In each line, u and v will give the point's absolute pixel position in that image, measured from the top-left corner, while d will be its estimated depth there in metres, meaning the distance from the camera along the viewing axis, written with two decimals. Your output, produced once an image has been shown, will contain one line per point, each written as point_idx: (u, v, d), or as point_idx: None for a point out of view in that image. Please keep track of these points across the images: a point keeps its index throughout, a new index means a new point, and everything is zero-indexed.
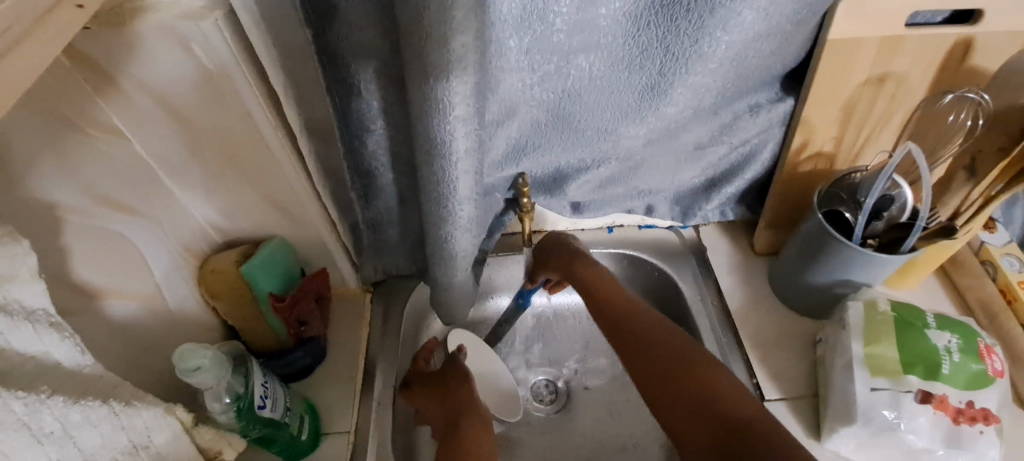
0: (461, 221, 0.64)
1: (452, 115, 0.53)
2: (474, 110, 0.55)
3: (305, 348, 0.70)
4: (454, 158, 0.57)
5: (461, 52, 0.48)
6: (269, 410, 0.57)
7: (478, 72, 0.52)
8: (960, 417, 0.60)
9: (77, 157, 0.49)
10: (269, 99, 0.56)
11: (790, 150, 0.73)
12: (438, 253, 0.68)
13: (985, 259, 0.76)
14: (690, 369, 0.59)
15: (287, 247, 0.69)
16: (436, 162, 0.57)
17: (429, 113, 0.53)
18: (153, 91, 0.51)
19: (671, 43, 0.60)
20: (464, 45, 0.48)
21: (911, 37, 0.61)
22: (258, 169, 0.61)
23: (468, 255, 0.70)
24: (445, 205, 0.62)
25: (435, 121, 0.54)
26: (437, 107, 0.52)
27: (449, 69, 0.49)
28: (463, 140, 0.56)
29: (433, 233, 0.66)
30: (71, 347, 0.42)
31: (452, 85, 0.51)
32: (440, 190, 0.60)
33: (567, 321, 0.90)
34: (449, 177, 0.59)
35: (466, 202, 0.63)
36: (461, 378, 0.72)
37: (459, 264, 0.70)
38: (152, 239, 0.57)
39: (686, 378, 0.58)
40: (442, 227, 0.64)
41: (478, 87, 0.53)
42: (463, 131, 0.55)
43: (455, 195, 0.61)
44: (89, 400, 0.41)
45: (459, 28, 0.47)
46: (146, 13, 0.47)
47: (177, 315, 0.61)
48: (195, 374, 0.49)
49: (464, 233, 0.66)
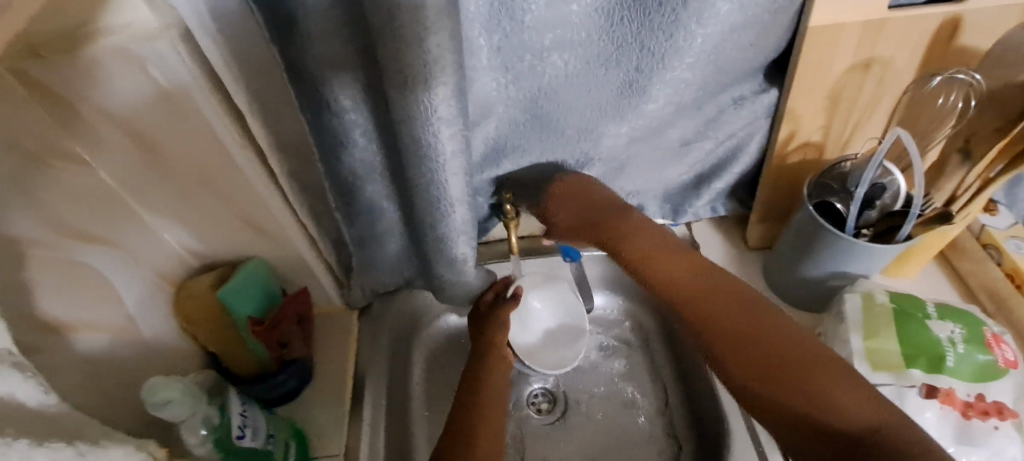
0: (458, 223, 0.63)
1: (436, 117, 0.52)
2: (459, 112, 0.53)
3: (289, 371, 0.68)
4: (441, 160, 0.56)
5: (439, 53, 0.47)
6: (248, 439, 0.55)
7: (460, 73, 0.50)
8: (969, 411, 0.58)
9: (40, 190, 0.47)
10: (236, 117, 0.55)
11: (777, 141, 0.71)
12: (438, 256, 0.67)
13: (988, 243, 0.74)
14: (787, 362, 0.57)
15: (266, 267, 0.68)
16: (423, 164, 0.56)
17: (412, 117, 0.52)
18: (115, 116, 0.50)
19: (645, 38, 0.58)
20: (441, 45, 0.47)
21: (895, 20, 0.59)
22: (232, 191, 0.59)
23: (470, 258, 0.68)
24: (439, 207, 0.61)
25: (419, 124, 0.52)
26: (420, 111, 0.51)
27: (427, 72, 0.48)
28: (449, 142, 0.54)
29: (430, 238, 0.65)
30: (35, 388, 0.41)
31: (432, 89, 0.50)
32: (432, 192, 0.59)
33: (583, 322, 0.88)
34: (439, 179, 0.58)
35: (459, 204, 0.62)
36: (496, 326, 0.74)
37: (463, 267, 0.69)
38: (122, 268, 0.55)
39: (781, 374, 0.56)
40: (439, 229, 0.63)
41: (461, 88, 0.51)
42: (448, 133, 0.54)
43: (448, 196, 0.60)
44: (54, 443, 0.39)
45: (434, 27, 0.46)
46: (100, 37, 0.46)
47: (153, 345, 0.59)
48: (165, 408, 0.47)
49: (460, 235, 0.65)
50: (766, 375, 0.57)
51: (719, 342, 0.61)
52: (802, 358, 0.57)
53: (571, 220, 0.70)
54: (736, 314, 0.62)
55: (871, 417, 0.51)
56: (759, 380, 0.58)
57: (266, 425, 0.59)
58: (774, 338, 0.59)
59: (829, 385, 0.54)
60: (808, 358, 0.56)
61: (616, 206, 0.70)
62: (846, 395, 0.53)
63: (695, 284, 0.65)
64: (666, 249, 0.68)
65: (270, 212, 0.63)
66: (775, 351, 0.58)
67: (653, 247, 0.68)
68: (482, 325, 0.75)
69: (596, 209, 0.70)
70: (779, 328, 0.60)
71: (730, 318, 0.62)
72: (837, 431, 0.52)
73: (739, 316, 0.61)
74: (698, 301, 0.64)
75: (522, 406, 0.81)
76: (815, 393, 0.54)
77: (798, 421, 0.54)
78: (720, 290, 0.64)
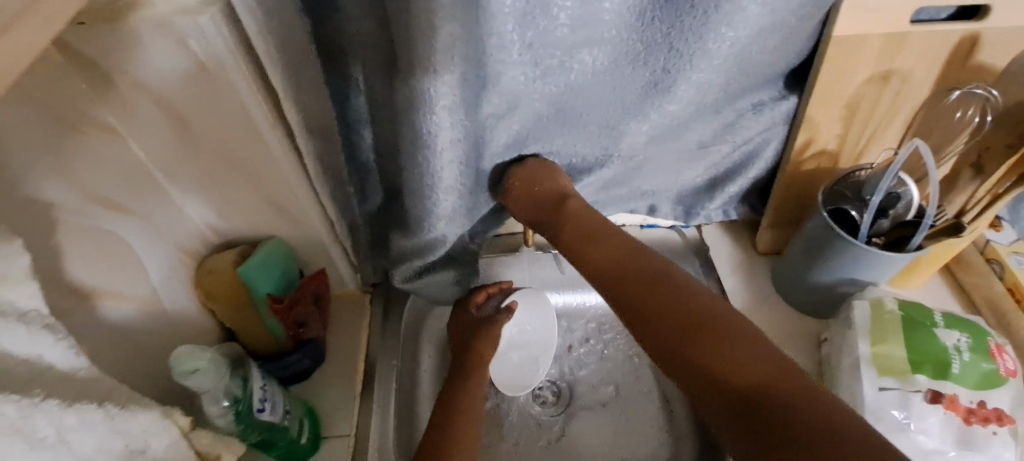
0: (443, 211, 0.64)
1: (439, 105, 0.53)
2: (462, 101, 0.54)
3: (304, 350, 0.69)
4: (437, 147, 0.56)
5: (448, 43, 0.48)
6: (268, 413, 0.56)
7: (466, 63, 0.51)
8: (972, 417, 0.60)
9: (75, 161, 0.48)
10: (267, 96, 0.54)
11: (794, 149, 0.72)
12: (418, 241, 0.67)
13: (992, 258, 0.75)
14: (703, 336, 0.58)
15: (286, 247, 0.68)
16: (419, 152, 0.57)
17: (415, 106, 0.53)
18: (150, 89, 0.50)
19: (675, 40, 0.59)
20: (452, 35, 0.48)
21: (916, 34, 0.61)
22: (259, 170, 0.60)
23: (450, 243, 0.69)
24: (427, 196, 0.61)
25: (420, 112, 0.53)
26: (422, 99, 0.52)
27: (430, 61, 0.49)
28: (447, 131, 0.55)
29: (412, 223, 0.65)
30: (66, 350, 0.41)
31: (438, 76, 0.50)
32: (423, 181, 0.59)
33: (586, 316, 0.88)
34: (434, 168, 0.58)
35: (450, 193, 0.62)
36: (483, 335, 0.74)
37: (438, 250, 0.69)
38: (147, 239, 0.56)
39: (694, 347, 0.57)
40: (425, 217, 0.64)
41: (466, 78, 0.52)
42: (449, 121, 0.55)
43: (439, 186, 0.60)
44: (85, 404, 0.40)
45: (447, 17, 0.46)
46: (140, 6, 0.45)
47: (175, 317, 0.60)
48: (192, 376, 0.49)
49: (445, 222, 0.65)
50: (680, 349, 0.58)
51: (637, 320, 0.62)
52: (717, 331, 0.58)
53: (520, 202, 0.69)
54: (655, 292, 0.63)
55: (777, 386, 0.52)
56: (673, 354, 0.58)
57: (283, 401, 0.60)
58: (688, 312, 0.60)
59: (735, 354, 0.55)
60: (723, 331, 0.57)
61: (551, 195, 0.68)
62: (755, 362, 0.54)
63: (617, 265, 0.66)
64: (600, 229, 0.69)
65: (295, 193, 0.63)
66: (696, 324, 0.59)
67: (582, 231, 0.69)
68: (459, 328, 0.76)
69: (537, 196, 0.68)
70: (710, 303, 0.61)
71: (658, 297, 0.62)
72: (743, 395, 0.53)
73: (668, 295, 0.62)
74: (619, 282, 0.65)
75: (524, 398, 0.81)
76: (725, 365, 0.55)
77: (709, 392, 0.55)
78: (637, 268, 0.65)
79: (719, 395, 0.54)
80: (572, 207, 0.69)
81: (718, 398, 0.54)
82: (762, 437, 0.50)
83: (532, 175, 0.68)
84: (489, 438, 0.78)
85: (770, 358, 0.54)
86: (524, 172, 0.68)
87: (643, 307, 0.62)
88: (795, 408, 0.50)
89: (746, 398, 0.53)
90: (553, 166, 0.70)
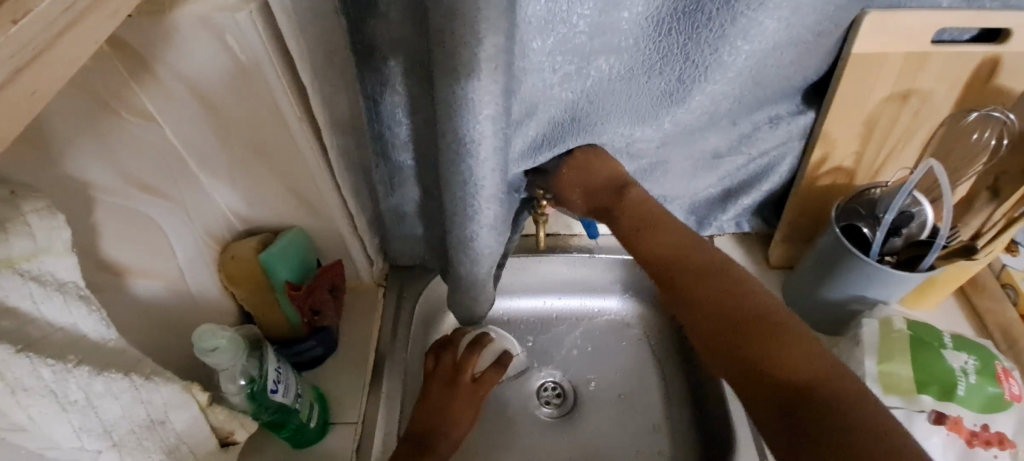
0: (486, 218, 0.62)
1: (481, 112, 0.53)
2: (502, 110, 0.54)
3: (318, 337, 0.71)
4: (478, 156, 0.56)
5: (489, 51, 0.48)
6: (280, 395, 0.59)
7: (506, 73, 0.52)
8: (973, 440, 0.60)
9: (116, 143, 0.51)
10: (299, 92, 0.57)
11: (809, 165, 0.72)
12: (458, 250, 0.66)
13: (1006, 283, 0.75)
14: (738, 325, 0.56)
15: (306, 238, 0.70)
16: (460, 161, 0.57)
17: (456, 112, 0.53)
18: (189, 81, 0.52)
19: (691, 51, 0.60)
20: (494, 46, 0.48)
21: (937, 54, 0.62)
22: (284, 163, 0.62)
23: (495, 252, 0.67)
24: (469, 205, 0.61)
25: (460, 118, 0.53)
26: (465, 105, 0.52)
27: (472, 65, 0.49)
28: (490, 140, 0.55)
29: (456, 233, 0.64)
30: (98, 322, 0.43)
31: (477, 82, 0.50)
32: (465, 189, 0.59)
33: (598, 320, 0.89)
34: (476, 176, 0.58)
35: (491, 201, 0.61)
36: (451, 395, 0.72)
37: (485, 260, 0.67)
38: (177, 223, 0.59)
39: (751, 342, 0.54)
40: (466, 225, 0.62)
41: (506, 88, 0.53)
42: (490, 129, 0.55)
43: (480, 194, 0.60)
44: (113, 373, 0.42)
45: (490, 27, 0.47)
46: (184, 2, 0.47)
47: (198, 297, 0.63)
48: (212, 354, 0.52)
49: (489, 231, 0.64)
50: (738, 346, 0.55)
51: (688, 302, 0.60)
52: (766, 325, 0.55)
53: (577, 195, 0.68)
54: (698, 284, 0.60)
55: (819, 387, 0.50)
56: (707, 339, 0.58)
57: (296, 386, 0.62)
58: (745, 306, 0.57)
59: (785, 350, 0.53)
60: (776, 333, 0.54)
61: (605, 183, 0.67)
62: (801, 358, 0.52)
63: (674, 251, 0.63)
64: (654, 217, 0.66)
65: (318, 186, 0.65)
66: (750, 320, 0.56)
67: (641, 215, 0.66)
68: (472, 396, 0.73)
69: (593, 188, 0.67)
70: (764, 300, 0.57)
71: (717, 288, 0.59)
72: (790, 395, 0.50)
73: (727, 289, 0.59)
74: (674, 267, 0.62)
75: (530, 398, 0.82)
76: (774, 366, 0.52)
77: (753, 390, 0.53)
78: (693, 257, 0.62)
79: (769, 395, 0.51)
80: (632, 195, 0.66)
81: (769, 398, 0.51)
82: (805, 455, 0.46)
83: (581, 166, 0.68)
84: (491, 435, 0.78)
85: (820, 368, 0.51)
86: (568, 171, 0.68)
87: (702, 297, 0.59)
88: (844, 411, 0.48)
89: (795, 399, 0.50)
90: (607, 157, 0.68)
